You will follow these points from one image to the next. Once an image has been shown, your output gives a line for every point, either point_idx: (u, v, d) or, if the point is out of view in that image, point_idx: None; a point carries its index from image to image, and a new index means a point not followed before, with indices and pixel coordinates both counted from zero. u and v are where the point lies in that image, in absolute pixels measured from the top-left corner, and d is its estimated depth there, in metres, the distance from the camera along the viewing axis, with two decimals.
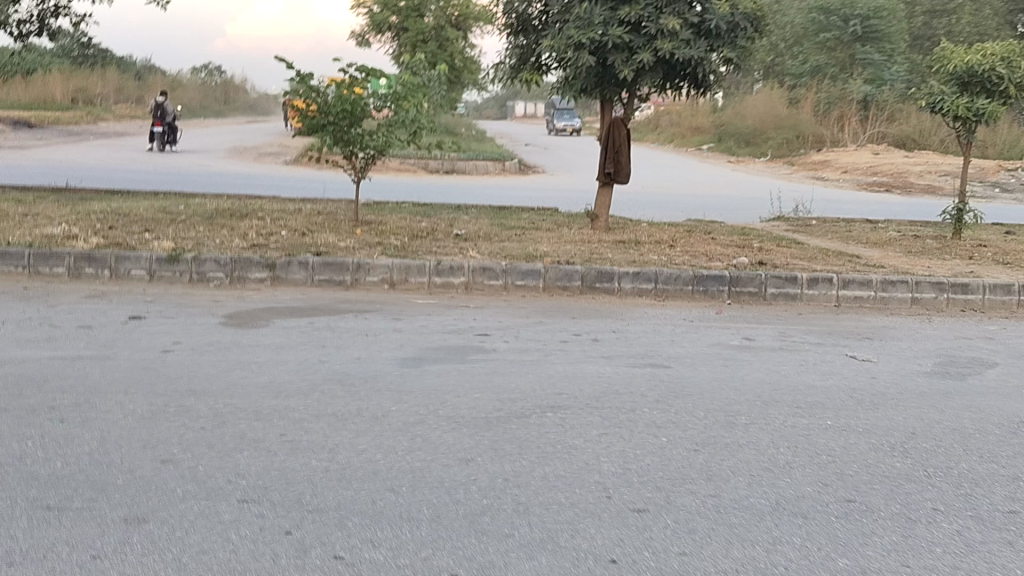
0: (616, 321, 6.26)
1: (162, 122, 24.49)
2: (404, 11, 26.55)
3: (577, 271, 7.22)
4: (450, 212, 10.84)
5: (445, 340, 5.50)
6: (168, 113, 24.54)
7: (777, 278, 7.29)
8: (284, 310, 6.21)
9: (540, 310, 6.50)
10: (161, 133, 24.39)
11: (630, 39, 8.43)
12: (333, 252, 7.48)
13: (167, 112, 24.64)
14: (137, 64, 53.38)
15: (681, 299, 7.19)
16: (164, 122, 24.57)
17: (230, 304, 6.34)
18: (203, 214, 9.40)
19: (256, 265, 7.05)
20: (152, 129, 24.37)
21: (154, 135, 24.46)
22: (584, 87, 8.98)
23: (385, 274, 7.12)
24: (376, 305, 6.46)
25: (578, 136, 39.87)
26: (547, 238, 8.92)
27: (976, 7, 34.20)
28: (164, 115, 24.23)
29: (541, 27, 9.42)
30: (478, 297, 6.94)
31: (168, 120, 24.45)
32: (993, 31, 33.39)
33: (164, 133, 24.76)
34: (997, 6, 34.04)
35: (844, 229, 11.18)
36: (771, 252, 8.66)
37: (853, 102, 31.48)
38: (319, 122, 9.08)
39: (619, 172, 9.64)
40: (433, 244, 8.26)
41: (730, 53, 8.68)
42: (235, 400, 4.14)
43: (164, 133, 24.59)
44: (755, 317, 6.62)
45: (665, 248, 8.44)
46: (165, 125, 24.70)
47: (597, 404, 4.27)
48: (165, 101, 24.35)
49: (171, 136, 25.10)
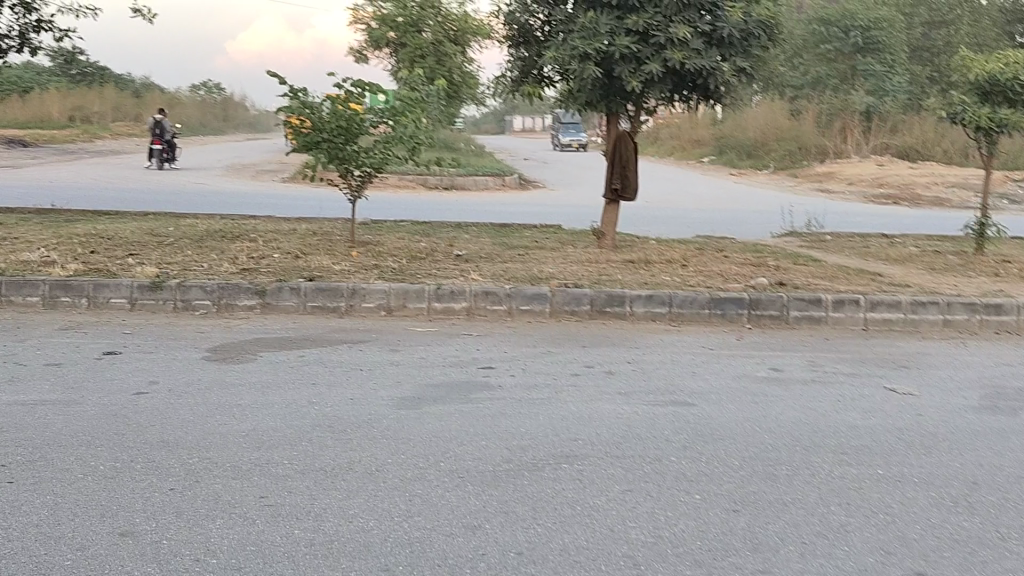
0: (631, 350, 5.82)
1: (160, 140, 24.10)
2: (401, 26, 26.13)
3: (586, 295, 6.76)
4: (450, 231, 10.40)
5: (447, 374, 5.04)
6: (167, 130, 24.19)
7: (800, 300, 6.86)
8: (273, 341, 5.75)
9: (549, 338, 6.04)
10: (160, 151, 24.00)
11: (638, 48, 8.01)
12: (326, 277, 7.04)
13: (166, 129, 24.29)
14: (135, 82, 53.13)
15: (698, 323, 6.73)
16: (162, 139, 24.18)
17: (215, 335, 5.88)
18: (192, 236, 8.97)
19: (244, 292, 6.59)
20: (150, 147, 23.97)
21: (152, 153, 24.07)
22: (589, 100, 8.56)
23: (381, 299, 6.67)
24: (372, 335, 5.99)
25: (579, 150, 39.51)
26: (553, 259, 8.47)
27: (975, 17, 33.92)
28: (163, 132, 23.84)
29: (544, 37, 9.00)
30: (481, 323, 6.48)
31: (166, 137, 24.06)
32: (993, 41, 33.07)
33: (162, 151, 24.37)
34: (997, 15, 33.74)
35: (861, 245, 10.74)
36: (789, 271, 8.23)
37: (856, 113, 30.98)
38: (313, 138, 8.63)
39: (627, 189, 9.18)
40: (433, 266, 7.82)
41: (743, 62, 8.24)
42: (212, 454, 3.68)
43: (163, 150, 24.21)
44: (779, 343, 6.18)
45: (678, 268, 7.99)
46: (164, 143, 24.32)
47: (618, 454, 3.81)
48: (164, 118, 23.98)
49: (170, 153, 24.73)
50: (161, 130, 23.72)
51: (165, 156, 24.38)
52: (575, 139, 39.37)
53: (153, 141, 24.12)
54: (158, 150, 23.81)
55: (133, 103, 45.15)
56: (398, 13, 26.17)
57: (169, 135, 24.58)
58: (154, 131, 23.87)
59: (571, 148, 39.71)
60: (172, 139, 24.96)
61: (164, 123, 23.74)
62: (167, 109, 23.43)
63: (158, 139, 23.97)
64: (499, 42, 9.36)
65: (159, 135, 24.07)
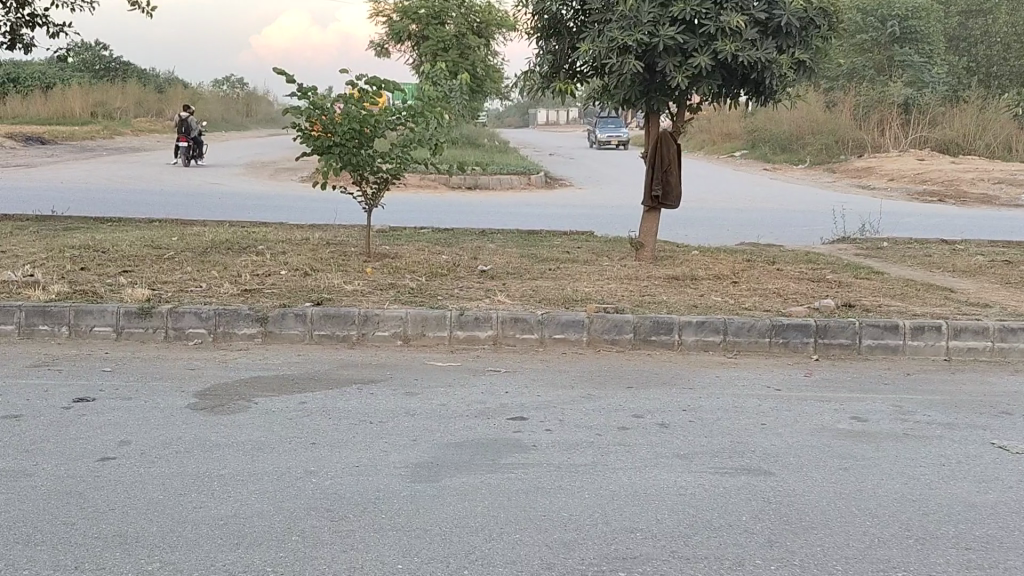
0: (683, 391, 5.03)
1: (186, 137, 23.65)
2: (423, 19, 25.35)
3: (628, 321, 5.97)
4: (474, 240, 9.64)
5: (472, 429, 4.27)
6: (193, 127, 23.77)
7: (874, 326, 6.05)
8: (272, 381, 5.00)
9: (591, 376, 5.28)
10: (188, 147, 23.57)
11: (685, 39, 7.21)
12: (336, 300, 6.28)
13: (194, 126, 23.85)
14: (157, 77, 52.83)
15: (758, 355, 5.93)
16: (188, 136, 23.70)
17: (209, 372, 5.14)
18: (194, 249, 8.25)
19: (244, 318, 5.85)
20: (176, 144, 23.56)
21: (177, 149, 23.62)
22: (628, 98, 7.76)
23: (397, 327, 5.90)
24: (387, 372, 5.23)
25: (605, 144, 38.61)
26: (588, 274, 7.69)
27: (1015, 5, 32.70)
28: (190, 131, 23.38)
29: (577, 29, 8.19)
30: (510, 355, 5.71)
31: (193, 134, 23.62)
32: None
33: (188, 148, 23.92)
34: None
35: (923, 254, 9.85)
36: (853, 289, 7.41)
37: (894, 105, 29.82)
38: (324, 143, 7.86)
39: (669, 195, 8.34)
40: (455, 285, 7.07)
41: (803, 54, 7.42)
42: (178, 556, 2.93)
43: (190, 147, 23.76)
44: (856, 383, 5.38)
45: (729, 286, 7.18)
46: (190, 140, 23.88)
47: (688, 555, 3.02)
48: (190, 115, 23.57)
49: (196, 150, 24.25)
50: (189, 128, 23.32)
51: (192, 152, 23.90)
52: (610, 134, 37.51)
53: (179, 138, 23.72)
54: (186, 147, 23.40)
55: (156, 99, 44.82)
56: (421, 5, 25.37)
57: (196, 131, 24.13)
58: (180, 128, 23.49)
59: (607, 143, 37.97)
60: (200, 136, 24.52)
61: (192, 121, 23.30)
62: (193, 106, 22.88)
63: (183, 136, 23.51)
64: (528, 34, 8.57)
65: (185, 131, 23.63)
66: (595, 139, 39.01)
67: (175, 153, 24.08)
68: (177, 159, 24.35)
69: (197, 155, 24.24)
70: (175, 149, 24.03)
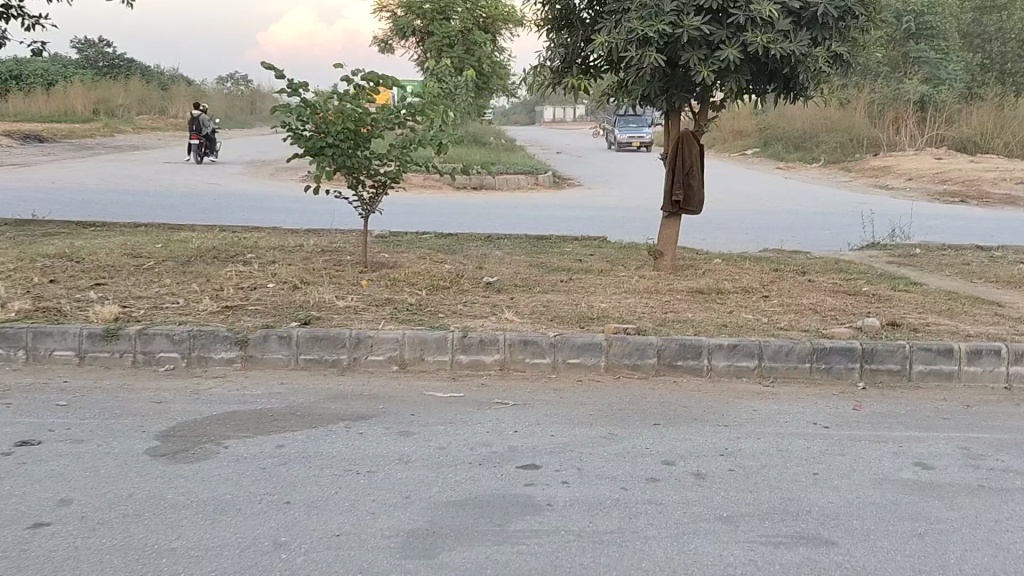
0: (717, 429, 4.40)
1: (198, 135, 23.55)
2: (429, 14, 24.78)
3: (651, 344, 5.34)
4: (480, 247, 9.02)
5: (477, 481, 3.64)
6: (205, 125, 23.62)
7: (926, 350, 5.40)
8: (248, 418, 4.39)
9: (612, 409, 4.65)
10: (200, 146, 23.44)
11: (711, 30, 6.58)
12: (325, 318, 5.67)
13: (207, 123, 23.76)
14: (160, 75, 52.27)
15: (797, 382, 5.29)
16: (199, 134, 23.49)
17: (177, 407, 4.54)
18: (176, 258, 7.64)
19: (221, 341, 5.24)
20: (189, 142, 23.61)
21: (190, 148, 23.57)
22: (647, 94, 7.12)
23: (393, 351, 5.28)
24: (380, 405, 4.62)
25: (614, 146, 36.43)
26: (603, 287, 7.06)
27: None
28: (203, 129, 23.28)
29: (591, 20, 7.57)
30: (519, 383, 5.08)
31: (204, 132, 23.48)
32: None
33: (201, 145, 23.78)
34: None
35: (961, 262, 9.18)
36: (894, 304, 6.76)
37: (910, 102, 29.07)
38: (316, 144, 7.21)
39: (691, 199, 7.72)
40: (459, 300, 6.46)
41: (840, 47, 6.77)
42: None
43: (202, 144, 23.61)
44: (911, 419, 4.74)
45: (759, 302, 6.54)
46: (204, 138, 23.77)
47: None
48: (203, 113, 23.44)
49: (211, 149, 24.10)
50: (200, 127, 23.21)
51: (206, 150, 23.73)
52: (633, 134, 34.42)
53: (193, 136, 23.72)
54: (199, 146, 23.26)
55: (159, 96, 44.22)
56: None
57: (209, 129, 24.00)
58: (192, 126, 23.48)
59: (629, 145, 34.67)
60: (213, 132, 24.31)
61: (202, 118, 23.09)
62: (200, 104, 22.55)
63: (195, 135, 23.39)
64: (538, 26, 7.94)
65: (197, 130, 23.50)
66: (613, 141, 36.23)
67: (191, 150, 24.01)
68: (189, 158, 24.17)
69: (210, 153, 24.10)
70: (188, 147, 23.93)
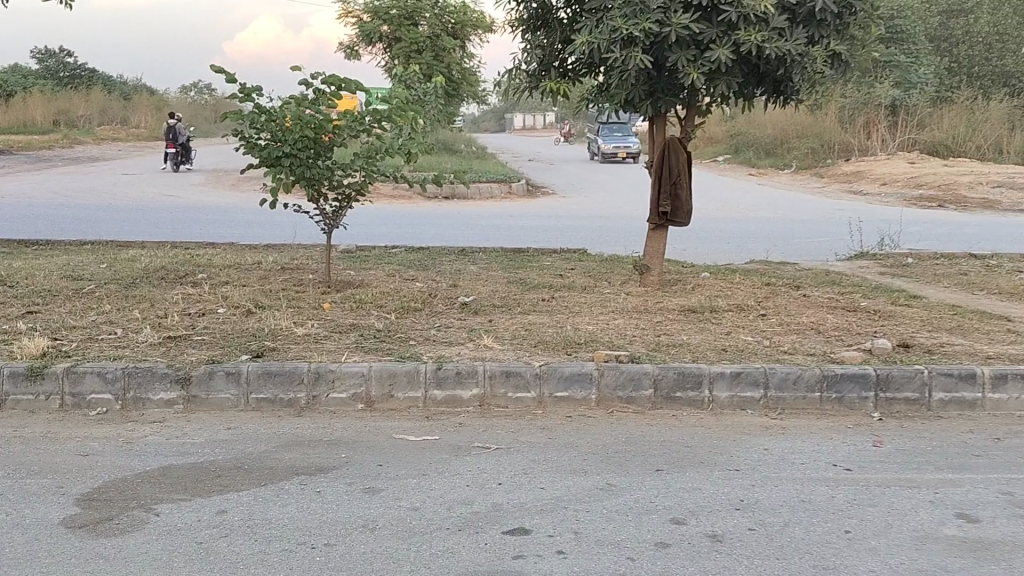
0: (730, 475, 3.86)
1: (174, 144, 23.26)
2: (395, 19, 24.10)
3: (647, 374, 4.80)
4: (453, 262, 8.45)
5: (456, 554, 3.07)
6: (183, 133, 23.40)
7: (947, 376, 4.92)
8: (187, 475, 3.79)
9: (608, 452, 4.10)
10: (179, 154, 23.26)
11: (701, 28, 6.06)
12: (283, 349, 5.07)
13: (182, 132, 23.48)
14: (121, 84, 51.14)
15: (809, 414, 4.78)
16: (176, 143, 23.27)
17: (105, 461, 3.93)
18: (120, 281, 7.01)
19: (162, 380, 4.65)
20: (166, 151, 23.32)
21: (167, 156, 23.34)
22: (630, 98, 6.60)
23: (357, 387, 4.68)
24: (341, 453, 4.04)
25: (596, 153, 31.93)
26: (588, 306, 6.53)
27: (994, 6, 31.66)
28: (179, 138, 22.95)
29: (570, 20, 7.03)
30: (501, 422, 4.51)
31: (181, 140, 23.27)
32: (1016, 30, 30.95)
33: (177, 154, 23.45)
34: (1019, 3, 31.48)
35: (958, 273, 8.76)
36: (900, 322, 6.29)
37: (881, 107, 28.93)
38: (273, 154, 6.60)
39: (678, 211, 7.21)
40: (432, 324, 5.89)
41: (839, 46, 6.29)
42: None
43: (179, 153, 23.42)
44: (939, 457, 4.24)
45: (758, 321, 6.04)
46: (180, 146, 23.56)
47: None
48: (179, 122, 23.13)
49: (186, 157, 23.88)
50: (178, 135, 22.92)
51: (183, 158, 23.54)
52: (617, 144, 30.77)
53: (170, 144, 23.44)
54: (176, 154, 22.94)
55: (120, 105, 43.06)
56: (392, 5, 24.13)
57: (184, 138, 23.76)
58: (170, 135, 23.21)
59: (613, 156, 30.97)
60: (187, 142, 24.01)
61: (180, 128, 22.90)
62: (176, 114, 22.16)
63: (173, 144, 23.19)
64: (511, 26, 7.41)
65: (173, 138, 23.20)
66: (595, 151, 32.63)
67: (166, 158, 23.73)
68: (165, 167, 23.92)
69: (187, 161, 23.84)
70: (165, 155, 23.66)
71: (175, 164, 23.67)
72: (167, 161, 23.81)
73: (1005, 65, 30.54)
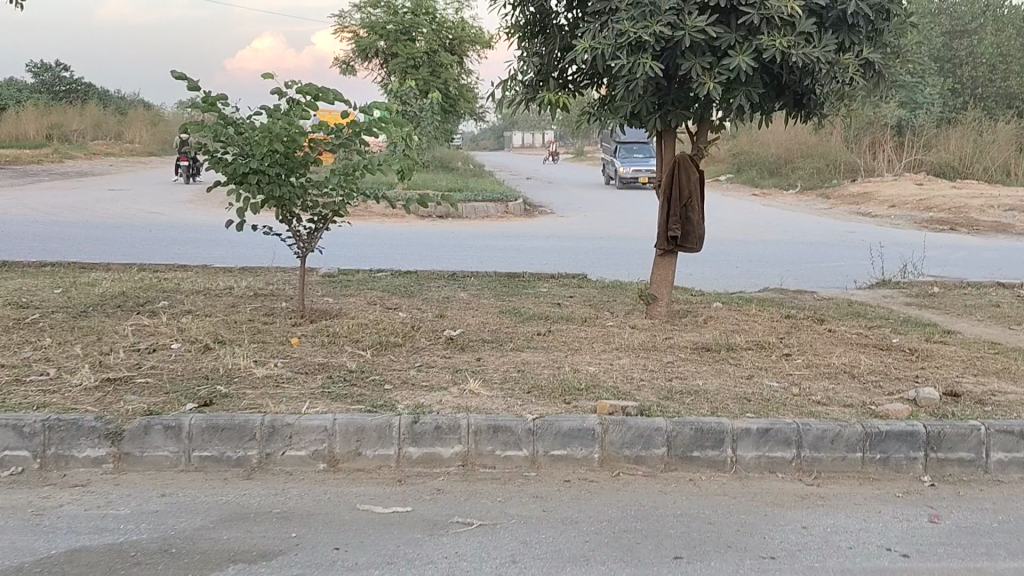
0: (766, 566, 3.16)
1: (186, 157, 23.07)
2: (392, 34, 23.40)
3: (659, 430, 4.10)
4: (442, 288, 7.78)
5: None
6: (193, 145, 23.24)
7: (1008, 433, 4.21)
8: (99, 561, 3.09)
9: (615, 530, 3.39)
10: (190, 166, 23.01)
11: (718, 33, 5.41)
12: (237, 396, 4.37)
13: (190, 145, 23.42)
14: (117, 99, 50.61)
15: (847, 478, 4.09)
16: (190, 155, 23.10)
17: (2, 542, 3.22)
18: (71, 310, 6.32)
19: (89, 436, 3.94)
20: (178, 163, 23.07)
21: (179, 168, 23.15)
22: (638, 111, 5.94)
23: (318, 445, 3.99)
24: (291, 530, 3.33)
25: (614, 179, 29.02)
26: (590, 341, 5.83)
27: (996, 28, 31.14)
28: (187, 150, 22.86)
29: (571, 25, 6.39)
30: (486, 487, 3.80)
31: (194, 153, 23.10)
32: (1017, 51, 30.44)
33: (188, 167, 23.22)
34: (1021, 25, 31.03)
35: (990, 304, 8.07)
36: (940, 363, 5.60)
37: (887, 127, 28.39)
38: (240, 171, 5.91)
39: (689, 235, 6.50)
40: (413, 362, 5.20)
41: (872, 54, 5.64)
42: None
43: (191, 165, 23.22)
44: (1013, 536, 3.54)
45: (783, 362, 5.35)
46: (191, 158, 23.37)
47: None
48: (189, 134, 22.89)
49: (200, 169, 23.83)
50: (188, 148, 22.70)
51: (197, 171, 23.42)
52: (639, 167, 27.80)
53: (182, 157, 23.23)
54: (190, 165, 22.82)
55: (115, 120, 42.52)
56: (389, 20, 23.42)
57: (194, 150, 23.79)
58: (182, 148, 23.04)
59: (634, 182, 28.09)
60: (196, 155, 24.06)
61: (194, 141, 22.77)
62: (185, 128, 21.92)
63: (186, 157, 23.04)
64: (507, 34, 6.76)
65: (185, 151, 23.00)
66: (610, 175, 30.08)
67: (178, 170, 23.57)
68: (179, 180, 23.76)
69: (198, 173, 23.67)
70: (177, 167, 23.47)
71: (187, 176, 23.50)
72: (181, 173, 23.70)
73: (1008, 88, 29.99)
